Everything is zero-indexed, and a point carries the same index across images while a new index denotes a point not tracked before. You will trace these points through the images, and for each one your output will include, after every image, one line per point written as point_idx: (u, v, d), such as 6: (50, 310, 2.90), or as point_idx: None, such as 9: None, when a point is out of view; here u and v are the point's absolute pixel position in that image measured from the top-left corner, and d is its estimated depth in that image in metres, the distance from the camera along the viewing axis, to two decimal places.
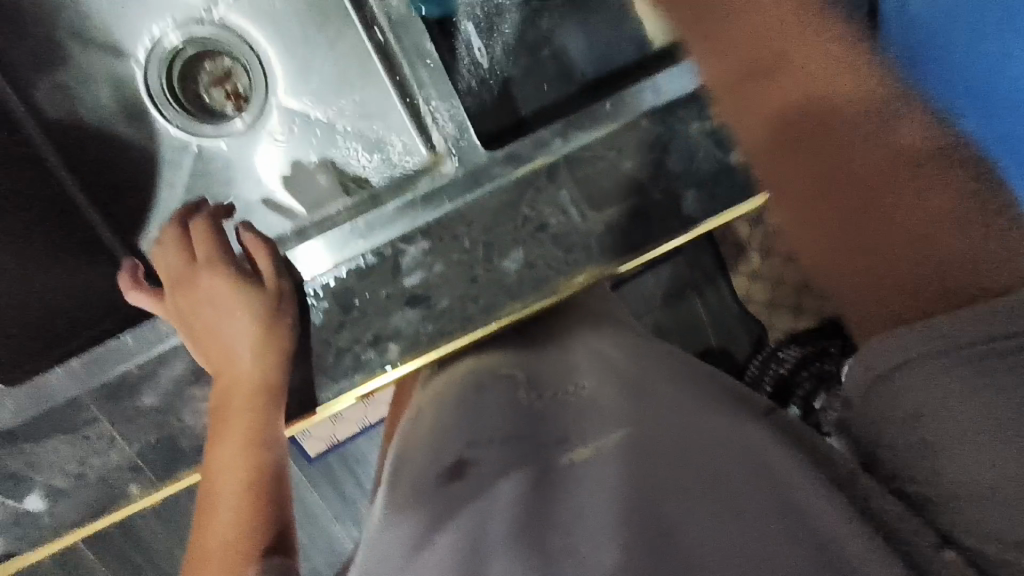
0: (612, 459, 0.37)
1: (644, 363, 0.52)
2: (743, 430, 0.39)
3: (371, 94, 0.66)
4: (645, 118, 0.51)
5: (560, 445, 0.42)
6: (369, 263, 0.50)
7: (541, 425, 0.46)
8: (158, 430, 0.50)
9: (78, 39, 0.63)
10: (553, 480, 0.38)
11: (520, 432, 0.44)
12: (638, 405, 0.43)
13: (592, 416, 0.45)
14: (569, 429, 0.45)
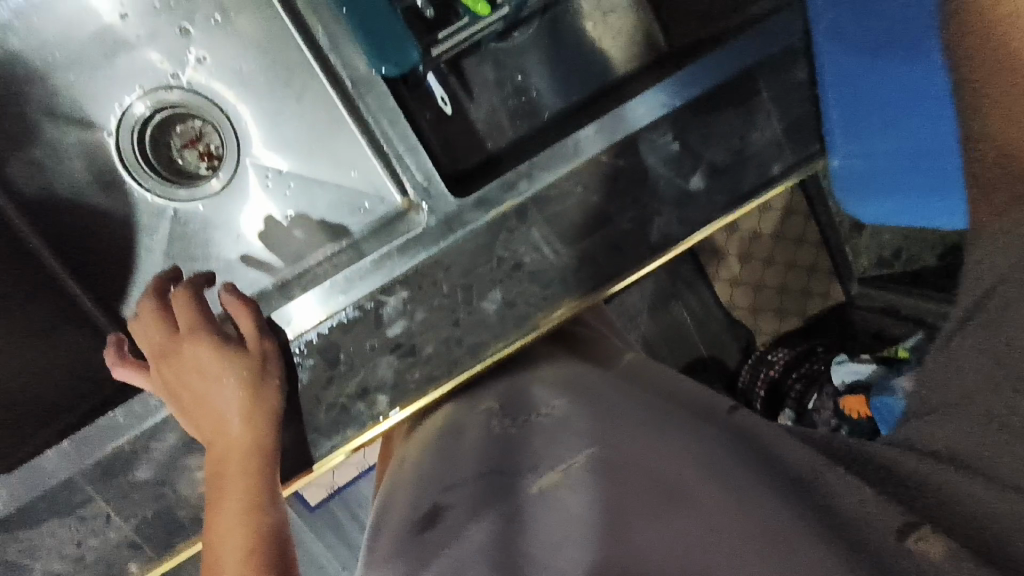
0: (585, 486, 0.38)
1: (604, 388, 0.54)
2: (691, 449, 0.42)
3: (343, 144, 0.67)
4: (609, 152, 0.52)
5: (534, 471, 0.42)
6: (352, 316, 0.51)
7: (510, 451, 0.46)
8: (154, 502, 0.50)
9: (47, 116, 0.64)
10: (529, 509, 0.37)
11: (496, 465, 0.43)
12: (603, 426, 0.45)
13: (560, 436, 0.45)
14: (536, 453, 0.44)
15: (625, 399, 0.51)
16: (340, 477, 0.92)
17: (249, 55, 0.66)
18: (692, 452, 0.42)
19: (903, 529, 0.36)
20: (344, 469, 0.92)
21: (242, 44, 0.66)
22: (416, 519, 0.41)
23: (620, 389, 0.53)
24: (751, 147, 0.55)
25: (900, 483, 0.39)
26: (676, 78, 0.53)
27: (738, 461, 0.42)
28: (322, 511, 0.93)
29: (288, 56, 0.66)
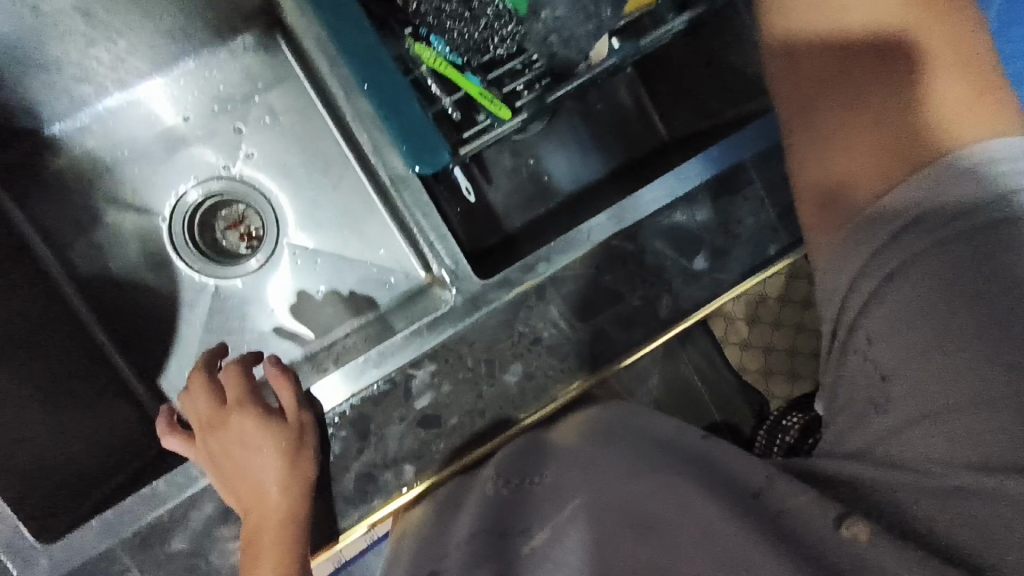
0: (574, 544, 0.44)
1: (599, 428, 0.57)
2: (662, 477, 0.47)
3: (373, 226, 0.73)
4: (620, 236, 0.57)
5: (524, 533, 0.50)
6: (383, 389, 0.54)
7: (510, 513, 0.53)
8: (186, 573, 0.51)
9: (110, 203, 0.71)
10: (523, 566, 0.46)
11: (489, 525, 0.51)
12: (592, 477, 0.50)
13: (552, 498, 0.52)
14: (533, 515, 0.52)
15: (601, 438, 0.55)
16: (346, 550, 0.91)
17: (293, 149, 0.74)
18: (658, 479, 0.47)
19: (838, 518, 0.40)
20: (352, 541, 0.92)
21: (287, 138, 0.74)
22: None
23: (609, 442, 0.55)
24: (748, 230, 0.60)
25: (852, 492, 0.42)
26: (685, 168, 0.58)
27: (708, 481, 0.46)
28: None
29: (329, 149, 0.74)
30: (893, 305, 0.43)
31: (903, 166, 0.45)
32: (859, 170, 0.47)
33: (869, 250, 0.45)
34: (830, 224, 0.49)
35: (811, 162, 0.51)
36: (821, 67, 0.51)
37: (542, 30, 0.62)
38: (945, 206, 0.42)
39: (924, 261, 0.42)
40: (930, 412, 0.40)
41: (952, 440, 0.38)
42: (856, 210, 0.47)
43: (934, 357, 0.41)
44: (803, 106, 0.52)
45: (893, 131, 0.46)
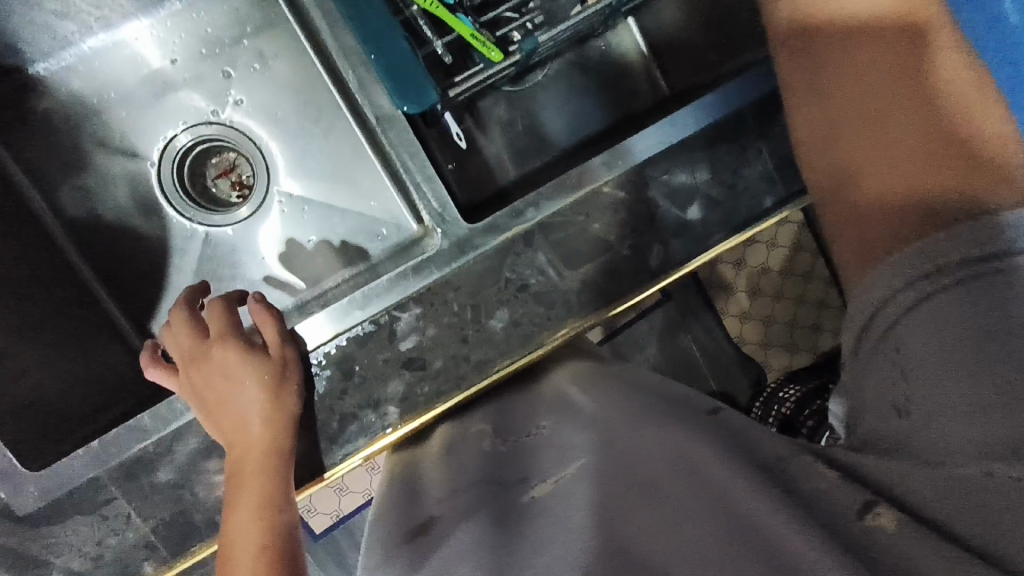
0: (574, 486, 0.45)
1: (613, 400, 0.57)
2: (667, 437, 0.47)
3: (365, 176, 0.72)
4: (610, 184, 0.56)
5: (522, 483, 0.50)
6: (366, 331, 0.54)
7: (505, 468, 0.53)
8: (172, 504, 0.52)
9: (98, 146, 0.70)
10: (522, 511, 0.45)
11: (490, 476, 0.52)
12: (596, 433, 0.51)
13: (551, 454, 0.53)
14: (530, 467, 0.52)
15: (610, 404, 0.55)
16: (345, 505, 0.96)
17: (284, 95, 0.73)
18: (666, 438, 0.47)
19: (864, 506, 0.38)
20: (350, 498, 0.97)
21: (277, 86, 0.72)
22: (410, 529, 0.49)
23: (611, 408, 0.55)
24: (744, 181, 0.58)
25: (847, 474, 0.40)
26: (677, 115, 0.57)
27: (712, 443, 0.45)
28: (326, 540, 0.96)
29: (319, 96, 0.72)
30: (927, 328, 0.37)
31: (926, 210, 0.39)
32: (907, 184, 0.41)
33: (930, 260, 0.38)
34: (874, 243, 0.42)
35: (849, 179, 0.45)
36: (837, 87, 0.46)
37: None
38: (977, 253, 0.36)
39: (980, 283, 0.36)
40: (945, 410, 0.36)
41: (966, 436, 0.35)
42: (905, 231, 0.40)
43: (968, 367, 0.36)
44: (836, 115, 0.45)
45: (919, 168, 0.41)
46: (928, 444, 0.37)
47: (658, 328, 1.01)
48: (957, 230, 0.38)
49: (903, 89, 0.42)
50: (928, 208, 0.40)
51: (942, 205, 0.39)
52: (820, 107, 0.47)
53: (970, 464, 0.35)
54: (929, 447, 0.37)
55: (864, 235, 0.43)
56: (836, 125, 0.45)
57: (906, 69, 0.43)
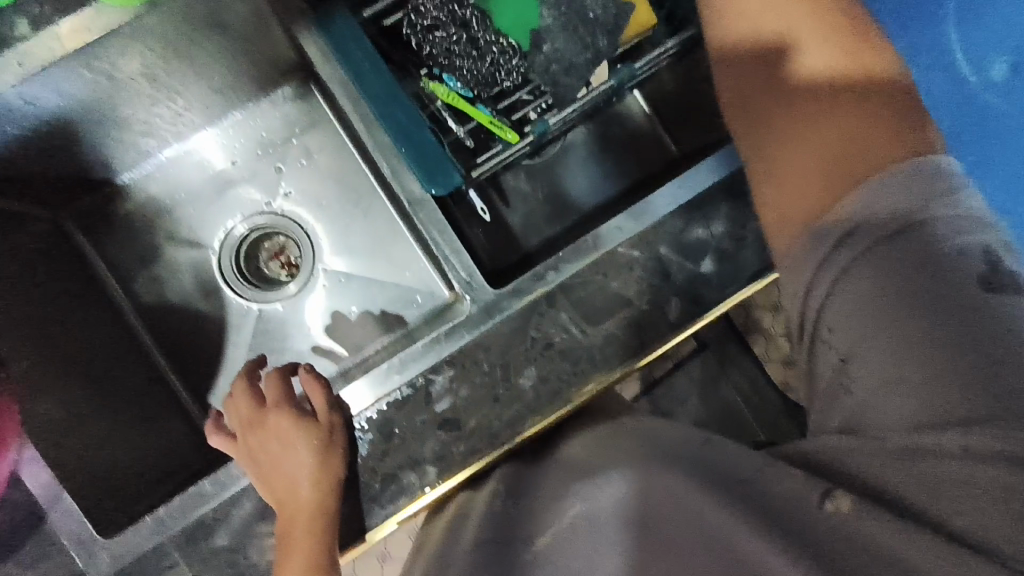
0: (580, 544, 0.48)
1: (613, 430, 0.58)
2: (652, 463, 0.48)
3: (400, 250, 0.79)
4: (624, 244, 0.60)
5: (528, 538, 0.54)
6: (405, 394, 0.57)
7: (520, 518, 0.57)
8: (228, 569, 0.55)
9: (168, 239, 0.80)
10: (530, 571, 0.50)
11: (497, 528, 0.56)
12: (586, 476, 0.53)
13: (562, 496, 0.54)
14: (534, 522, 0.55)
15: (602, 442, 0.56)
16: (387, 574, 0.99)
17: (327, 184, 0.82)
18: (651, 468, 0.48)
19: (823, 494, 0.38)
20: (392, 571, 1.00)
21: (321, 177, 0.82)
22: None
23: (610, 442, 0.55)
24: (753, 233, 0.61)
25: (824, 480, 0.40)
26: (681, 177, 0.61)
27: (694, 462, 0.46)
28: None
29: (357, 182, 0.81)
30: (854, 295, 0.40)
31: (864, 165, 0.42)
32: (839, 163, 0.44)
33: (852, 226, 0.41)
34: (802, 204, 0.45)
35: (778, 172, 0.48)
36: (757, 71, 0.52)
37: (544, 61, 0.68)
38: (902, 202, 0.39)
39: (895, 246, 0.39)
40: (884, 386, 0.38)
41: (915, 401, 0.37)
42: (827, 187, 0.44)
43: (895, 340, 0.38)
44: (755, 97, 0.52)
45: (836, 128, 0.45)
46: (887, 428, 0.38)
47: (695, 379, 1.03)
48: (880, 187, 0.40)
49: (823, 65, 0.48)
50: (849, 164, 0.43)
51: (858, 160, 0.43)
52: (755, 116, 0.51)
53: (922, 438, 0.36)
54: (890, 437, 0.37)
55: (791, 196, 0.46)
56: (759, 107, 0.51)
57: (838, 43, 0.49)
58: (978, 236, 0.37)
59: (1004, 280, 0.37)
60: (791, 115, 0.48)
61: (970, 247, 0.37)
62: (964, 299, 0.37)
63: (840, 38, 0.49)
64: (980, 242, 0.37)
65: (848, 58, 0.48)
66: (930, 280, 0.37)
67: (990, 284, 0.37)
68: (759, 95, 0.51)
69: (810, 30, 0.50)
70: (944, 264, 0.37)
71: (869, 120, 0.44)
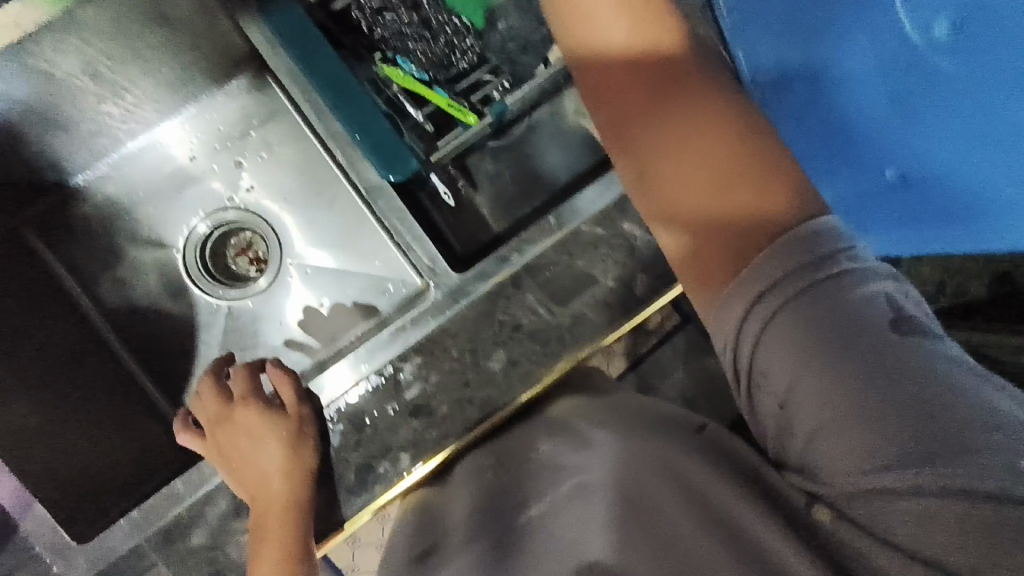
0: (560, 511, 0.50)
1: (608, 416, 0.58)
2: (657, 454, 0.50)
3: (368, 240, 0.78)
4: (588, 222, 0.60)
5: (518, 504, 0.54)
6: (375, 383, 0.57)
7: (506, 488, 0.56)
8: (207, 567, 0.55)
9: (131, 241, 0.78)
10: (519, 535, 0.50)
11: (484, 501, 0.56)
12: (582, 454, 0.53)
13: (552, 473, 0.54)
14: (527, 488, 0.55)
15: (596, 423, 0.57)
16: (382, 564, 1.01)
17: (289, 176, 0.80)
18: (650, 457, 0.50)
19: (808, 503, 0.39)
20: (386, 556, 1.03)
21: (283, 169, 0.80)
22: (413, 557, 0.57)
23: (607, 424, 0.56)
24: None
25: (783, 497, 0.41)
26: None
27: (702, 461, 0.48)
28: None
29: (320, 172, 0.79)
30: (781, 345, 0.36)
31: (757, 211, 0.40)
32: (743, 203, 0.40)
33: (776, 273, 0.37)
34: (705, 260, 0.41)
35: (682, 210, 0.43)
36: (634, 94, 0.46)
37: (499, 39, 0.69)
38: (802, 255, 0.37)
39: (812, 291, 0.36)
40: (827, 432, 0.36)
41: (865, 445, 0.34)
42: (731, 237, 0.40)
43: (829, 382, 0.35)
44: (636, 125, 0.45)
45: (724, 169, 0.42)
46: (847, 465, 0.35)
47: (681, 354, 1.04)
48: (778, 244, 0.38)
49: (687, 96, 0.45)
50: (743, 212, 0.40)
51: (754, 207, 0.40)
52: (641, 141, 0.45)
53: (877, 479, 0.34)
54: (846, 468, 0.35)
55: (694, 244, 0.42)
56: (638, 138, 0.45)
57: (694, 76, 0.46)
58: (882, 286, 0.36)
59: (910, 323, 0.36)
60: (671, 153, 0.43)
61: (876, 296, 0.36)
62: (884, 342, 0.35)
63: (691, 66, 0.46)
64: (885, 287, 0.36)
65: (707, 89, 0.45)
66: (853, 322, 0.35)
67: (900, 328, 0.36)
68: (639, 122, 0.45)
69: (661, 48, 0.46)
70: (857, 308, 0.36)
71: (748, 159, 0.42)
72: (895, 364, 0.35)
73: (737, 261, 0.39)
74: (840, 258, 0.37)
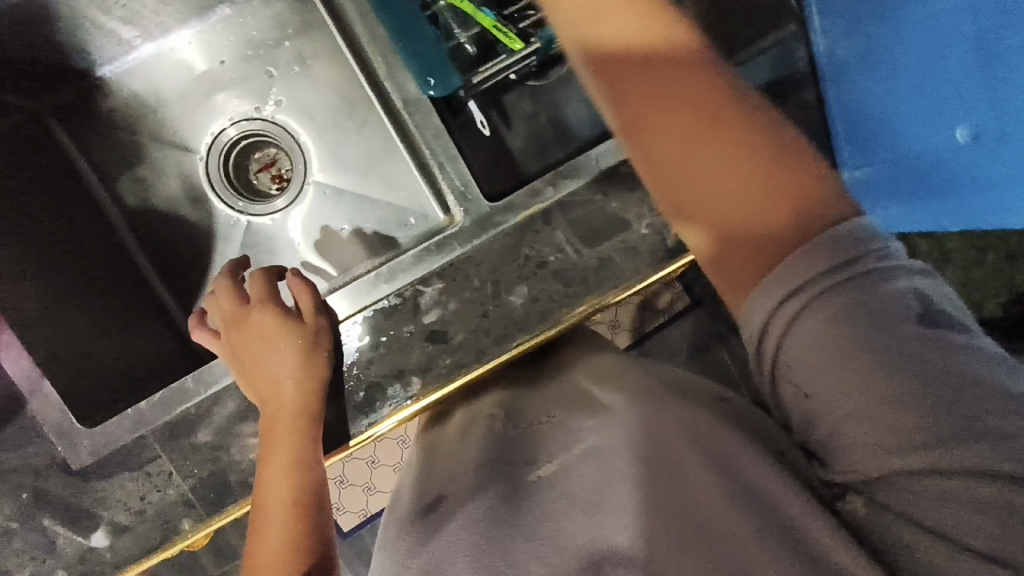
0: (571, 470, 0.47)
1: (627, 382, 0.57)
2: (688, 412, 0.48)
3: (394, 167, 0.76)
4: (628, 163, 0.58)
5: (531, 463, 0.51)
6: (392, 304, 0.57)
7: (511, 449, 0.54)
8: (210, 464, 0.55)
9: (154, 141, 0.77)
10: (529, 488, 0.47)
11: (493, 455, 0.53)
12: (592, 416, 0.52)
13: (561, 434, 0.52)
14: (538, 448, 0.53)
15: (615, 389, 0.55)
16: (371, 504, 1.08)
17: (321, 93, 0.77)
18: (677, 415, 0.47)
19: (837, 493, 0.36)
20: (377, 496, 1.09)
21: (316, 86, 0.77)
22: (419, 505, 0.52)
23: (634, 390, 0.53)
24: None
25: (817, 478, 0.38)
26: None
27: (729, 424, 0.47)
28: (355, 538, 1.08)
29: (352, 92, 0.77)
30: (808, 342, 0.34)
31: (786, 212, 0.36)
32: (758, 206, 0.36)
33: (793, 284, 0.34)
34: (740, 269, 0.37)
35: (697, 211, 0.38)
36: (631, 76, 0.38)
37: None
38: (824, 265, 0.34)
39: (841, 292, 0.33)
40: (850, 420, 0.33)
41: (895, 428, 0.32)
42: (766, 243, 0.36)
43: (855, 373, 0.33)
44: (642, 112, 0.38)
45: (748, 163, 0.36)
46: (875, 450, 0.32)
47: (688, 335, 1.08)
48: (809, 255, 0.34)
49: (687, 77, 0.38)
50: (773, 214, 0.36)
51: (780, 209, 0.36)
52: (642, 136, 0.38)
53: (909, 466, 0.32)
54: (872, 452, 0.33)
55: (723, 250, 0.38)
56: (646, 129, 0.38)
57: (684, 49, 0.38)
58: (905, 281, 0.33)
59: (937, 316, 0.33)
60: (684, 146, 0.37)
61: (900, 294, 0.33)
62: (913, 339, 0.32)
63: (677, 35, 0.39)
64: (913, 284, 0.34)
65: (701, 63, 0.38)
66: (879, 316, 0.33)
67: (926, 321, 0.33)
68: (643, 110, 0.38)
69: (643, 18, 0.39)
70: (885, 305, 0.33)
71: (766, 146, 0.37)
72: (927, 359, 0.32)
73: (755, 271, 0.36)
74: (867, 259, 0.34)
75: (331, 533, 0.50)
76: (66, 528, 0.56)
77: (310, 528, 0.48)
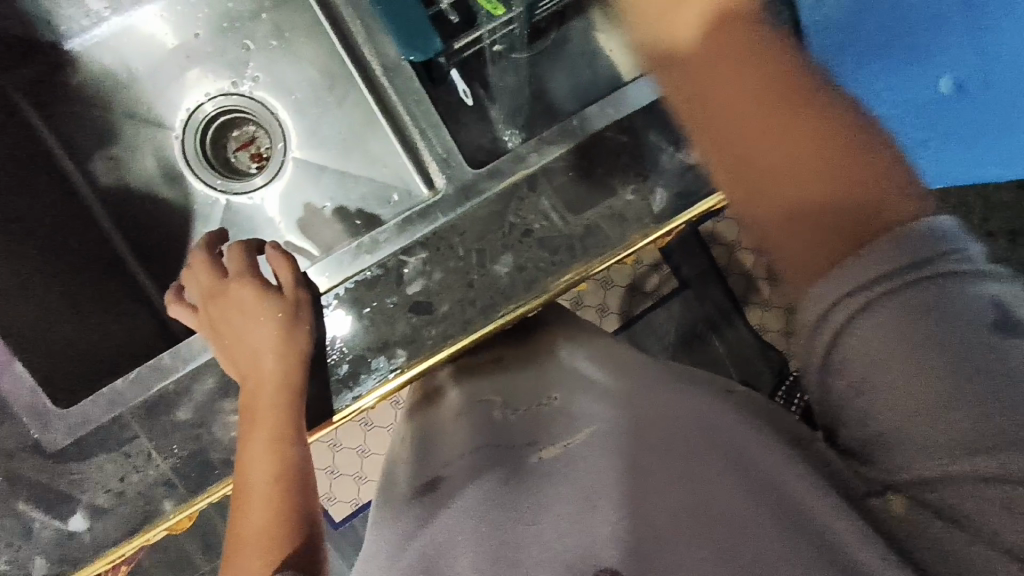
0: (573, 455, 0.44)
1: (638, 372, 0.56)
2: (697, 403, 0.47)
3: (376, 142, 0.74)
4: (612, 129, 0.57)
5: (531, 445, 0.49)
6: (375, 275, 0.56)
7: (509, 432, 0.53)
8: (190, 443, 0.54)
9: (127, 118, 0.74)
10: (531, 474, 0.44)
11: (494, 439, 0.51)
12: (596, 398, 0.51)
13: (563, 422, 0.51)
14: (540, 432, 0.51)
15: (622, 377, 0.55)
16: (361, 493, 1.07)
17: (299, 68, 0.76)
18: (687, 408, 0.47)
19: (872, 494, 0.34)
20: (368, 487, 1.08)
21: (295, 61, 0.76)
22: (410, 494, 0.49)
23: (626, 378, 0.54)
24: None
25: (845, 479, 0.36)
26: None
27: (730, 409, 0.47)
28: (346, 529, 1.07)
29: (332, 67, 0.75)
30: (867, 336, 0.32)
31: (856, 203, 0.35)
32: (822, 195, 0.36)
33: (859, 275, 0.33)
34: (800, 255, 0.36)
35: (757, 199, 0.38)
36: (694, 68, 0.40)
37: None
38: (901, 256, 0.32)
39: (910, 291, 0.32)
40: (909, 421, 0.31)
41: (947, 434, 0.30)
42: (835, 229, 0.35)
43: (913, 373, 0.31)
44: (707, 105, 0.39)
45: (816, 153, 0.36)
46: (922, 452, 0.31)
47: (676, 318, 1.07)
48: (877, 248, 0.33)
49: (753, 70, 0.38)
50: (843, 203, 0.35)
51: (851, 199, 0.35)
52: (709, 124, 0.40)
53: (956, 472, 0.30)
54: (920, 453, 0.31)
55: (786, 238, 0.37)
56: (712, 118, 0.39)
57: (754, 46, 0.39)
58: (982, 288, 0.32)
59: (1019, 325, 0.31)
60: (748, 134, 0.38)
61: (979, 300, 0.31)
62: (985, 348, 0.30)
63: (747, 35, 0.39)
64: (990, 290, 0.32)
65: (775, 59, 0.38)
66: (950, 323, 0.31)
67: (1002, 329, 0.31)
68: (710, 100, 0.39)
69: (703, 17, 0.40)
70: (960, 312, 0.31)
71: (835, 141, 0.36)
72: (985, 372, 0.30)
73: (814, 257, 0.35)
74: (945, 261, 0.32)
75: (316, 510, 0.49)
76: (42, 511, 0.54)
77: (294, 504, 0.47)
